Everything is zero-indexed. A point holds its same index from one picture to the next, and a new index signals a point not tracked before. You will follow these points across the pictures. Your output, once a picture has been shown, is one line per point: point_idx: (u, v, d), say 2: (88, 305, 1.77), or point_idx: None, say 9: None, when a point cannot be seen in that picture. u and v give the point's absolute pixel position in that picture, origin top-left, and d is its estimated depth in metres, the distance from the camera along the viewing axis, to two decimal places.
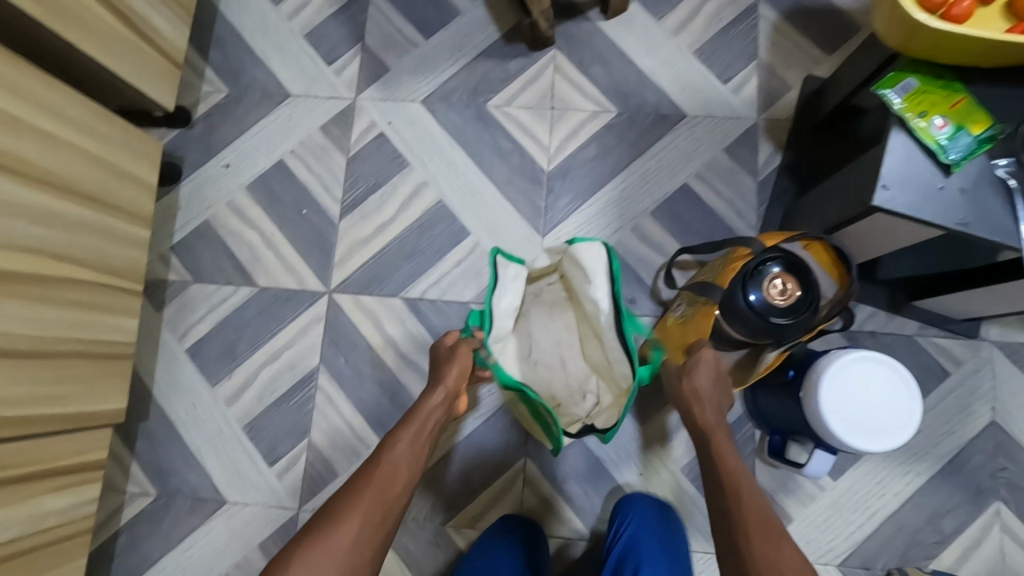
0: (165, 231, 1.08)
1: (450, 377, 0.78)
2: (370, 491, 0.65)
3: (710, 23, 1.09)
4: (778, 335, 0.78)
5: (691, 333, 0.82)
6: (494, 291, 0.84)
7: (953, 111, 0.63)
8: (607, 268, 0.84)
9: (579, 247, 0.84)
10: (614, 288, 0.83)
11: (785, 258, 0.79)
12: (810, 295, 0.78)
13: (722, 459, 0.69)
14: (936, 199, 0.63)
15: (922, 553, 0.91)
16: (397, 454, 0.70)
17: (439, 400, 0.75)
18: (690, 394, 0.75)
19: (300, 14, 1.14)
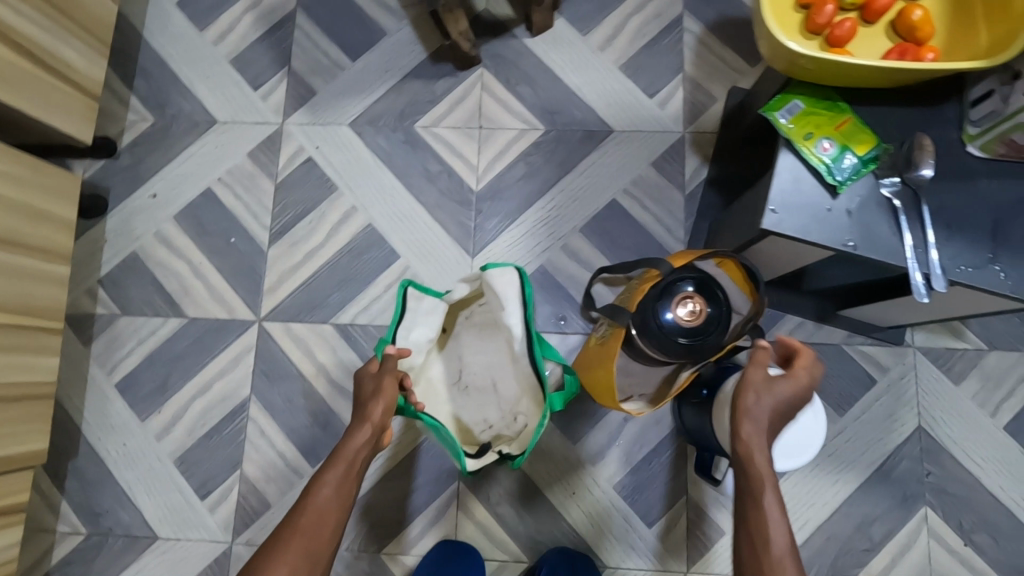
0: (92, 265, 1.06)
1: (377, 413, 0.71)
2: (293, 550, 0.61)
3: (634, 38, 1.09)
4: (689, 355, 0.78)
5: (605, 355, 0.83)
6: (400, 323, 0.86)
7: (838, 132, 0.63)
8: (522, 294, 0.85)
9: (493, 273, 0.85)
10: (525, 313, 0.85)
11: (698, 277, 0.79)
12: (721, 314, 0.78)
13: (765, 500, 0.63)
14: (824, 221, 0.63)
15: (852, 562, 0.91)
16: (323, 500, 0.65)
17: (364, 441, 0.68)
18: (772, 420, 0.68)
19: (225, 40, 1.14)
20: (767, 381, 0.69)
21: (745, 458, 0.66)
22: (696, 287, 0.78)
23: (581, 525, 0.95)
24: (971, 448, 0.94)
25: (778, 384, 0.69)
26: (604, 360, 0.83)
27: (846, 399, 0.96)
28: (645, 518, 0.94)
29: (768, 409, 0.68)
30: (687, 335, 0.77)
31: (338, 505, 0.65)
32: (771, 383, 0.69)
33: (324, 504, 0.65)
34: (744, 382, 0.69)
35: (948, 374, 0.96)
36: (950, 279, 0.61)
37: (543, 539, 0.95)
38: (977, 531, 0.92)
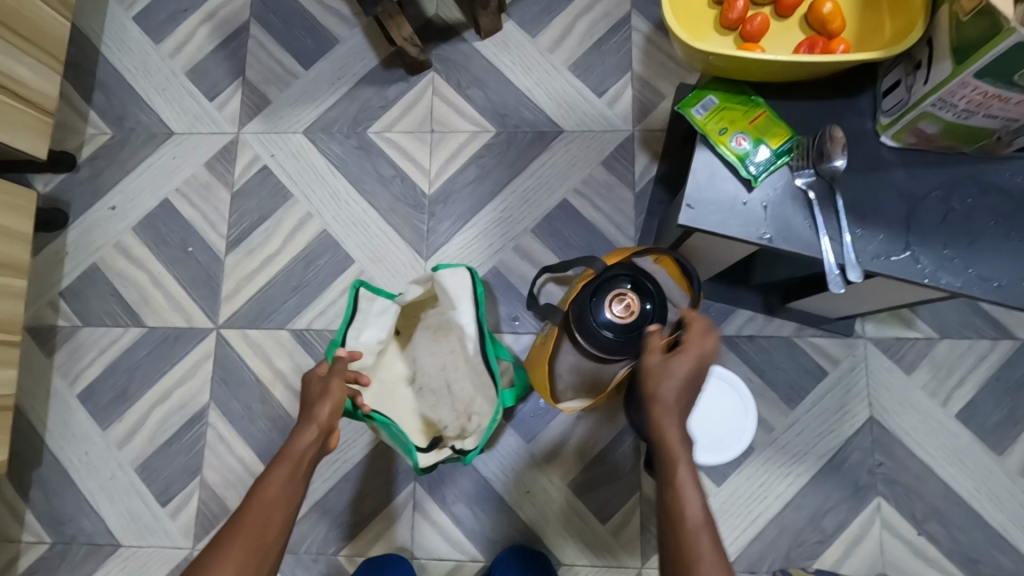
0: (54, 278, 1.08)
1: (325, 412, 0.70)
2: (240, 543, 0.58)
3: (582, 39, 1.10)
4: (625, 350, 0.78)
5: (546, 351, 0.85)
6: (350, 325, 0.87)
7: (751, 126, 0.64)
8: (473, 293, 0.87)
9: (444, 273, 0.87)
10: (478, 312, 0.88)
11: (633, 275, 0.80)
12: (658, 310, 0.78)
13: (682, 494, 0.55)
14: (740, 214, 0.63)
15: (805, 554, 0.92)
16: (270, 493, 0.62)
17: (312, 437, 0.66)
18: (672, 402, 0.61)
19: (181, 53, 1.15)
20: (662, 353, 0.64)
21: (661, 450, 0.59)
22: (632, 284, 0.79)
23: (536, 523, 0.95)
24: (923, 438, 0.94)
25: (672, 356, 0.63)
26: (544, 359, 0.85)
27: (797, 392, 0.96)
28: (599, 515, 0.95)
29: (673, 380, 0.62)
30: (623, 331, 0.78)
31: (287, 501, 0.63)
32: (668, 360, 0.63)
33: (274, 498, 0.62)
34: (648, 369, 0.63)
35: (899, 364, 0.96)
36: (864, 269, 0.61)
37: (499, 538, 0.95)
38: (930, 521, 0.92)
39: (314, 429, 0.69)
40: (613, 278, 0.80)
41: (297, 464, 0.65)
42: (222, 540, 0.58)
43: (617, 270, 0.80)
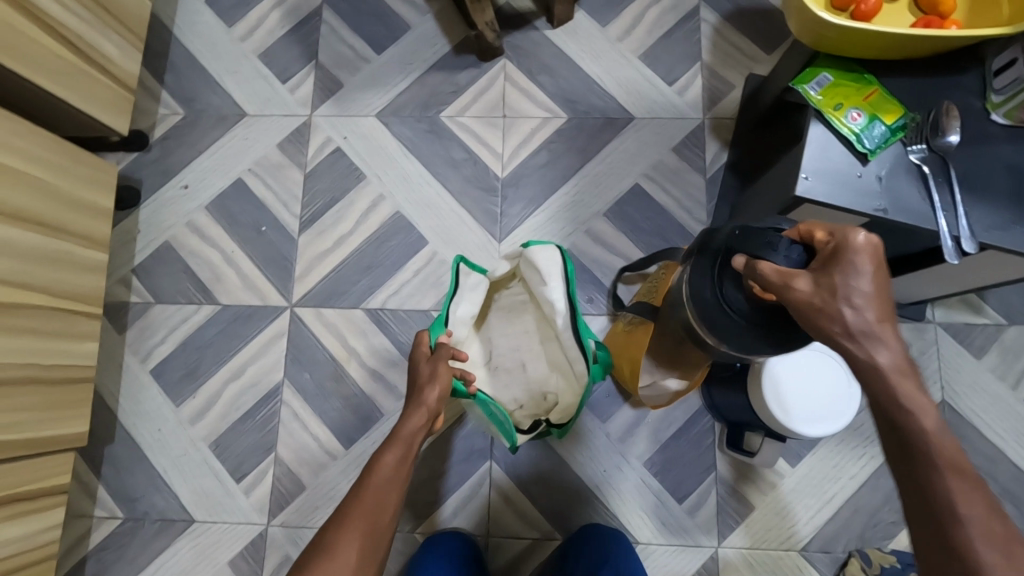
0: (126, 255, 1.08)
1: (433, 397, 0.72)
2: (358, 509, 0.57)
3: (652, 29, 1.12)
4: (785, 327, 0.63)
5: (631, 343, 0.88)
6: (452, 298, 0.86)
7: (865, 102, 0.66)
8: (563, 271, 0.86)
9: (534, 250, 0.86)
10: (569, 289, 0.85)
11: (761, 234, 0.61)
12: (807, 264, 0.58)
13: (949, 503, 0.44)
14: (854, 187, 0.65)
15: (879, 534, 0.93)
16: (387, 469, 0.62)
17: (422, 418, 0.67)
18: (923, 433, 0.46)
19: (252, 36, 1.16)
20: (837, 316, 0.51)
21: (934, 506, 0.44)
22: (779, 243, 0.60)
23: (612, 502, 0.96)
24: (994, 421, 0.95)
25: (871, 329, 0.50)
26: (630, 346, 0.88)
27: None
28: (675, 495, 0.95)
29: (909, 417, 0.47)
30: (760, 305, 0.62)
31: (394, 476, 0.62)
32: (876, 344, 0.50)
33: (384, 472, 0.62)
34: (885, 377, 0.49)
35: (969, 349, 0.98)
36: (979, 241, 0.63)
37: (575, 516, 0.96)
38: (1003, 502, 0.93)
39: (422, 412, 0.70)
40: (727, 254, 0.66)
41: (407, 444, 0.66)
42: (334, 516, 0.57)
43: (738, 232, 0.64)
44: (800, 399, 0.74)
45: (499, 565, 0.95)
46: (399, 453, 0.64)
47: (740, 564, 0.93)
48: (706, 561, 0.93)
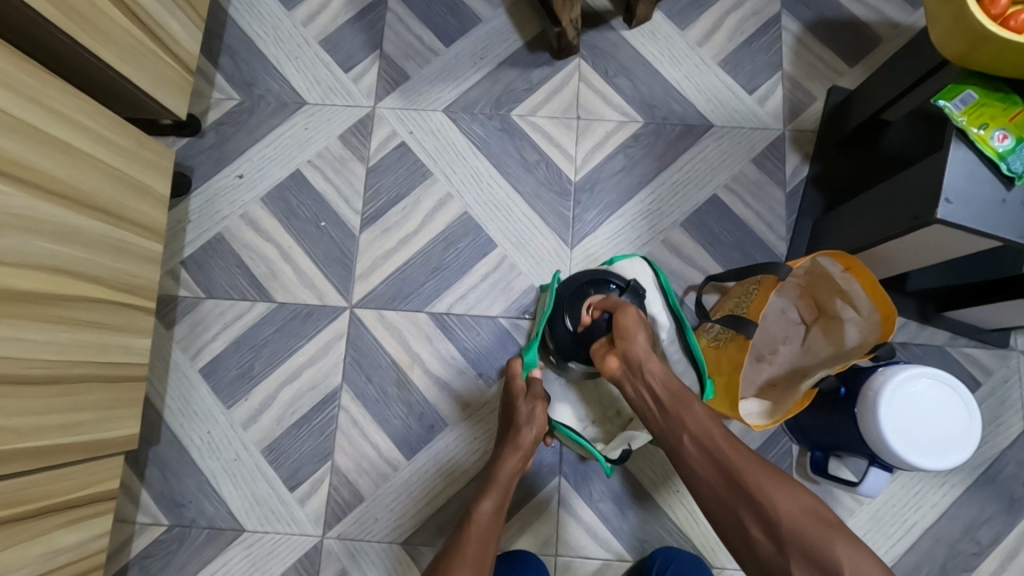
0: (176, 246, 1.02)
1: (529, 439, 0.80)
2: (471, 548, 0.68)
3: (733, 35, 1.08)
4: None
5: (722, 361, 0.82)
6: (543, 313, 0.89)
7: (1012, 124, 0.63)
8: (657, 281, 0.87)
9: (623, 265, 0.89)
10: (668, 299, 0.86)
11: (574, 283, 0.87)
12: (630, 285, 0.85)
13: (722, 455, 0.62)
14: (998, 212, 0.63)
15: (961, 565, 0.90)
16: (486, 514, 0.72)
17: (518, 464, 0.77)
18: (682, 398, 0.68)
19: (314, 21, 1.11)
20: (645, 354, 0.73)
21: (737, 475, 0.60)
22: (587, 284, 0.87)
23: (687, 526, 0.92)
24: None
25: (649, 356, 0.73)
26: (720, 364, 0.82)
27: None
28: None
29: (684, 407, 0.67)
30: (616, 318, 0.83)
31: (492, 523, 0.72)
32: (651, 363, 0.72)
33: (486, 515, 0.72)
34: (669, 399, 0.68)
35: None
36: None
37: (648, 537, 0.92)
38: None
39: (516, 457, 0.79)
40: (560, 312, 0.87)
41: (503, 489, 0.76)
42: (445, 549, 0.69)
43: (565, 289, 0.87)
44: (912, 423, 0.72)
45: None
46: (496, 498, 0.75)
47: None
48: None
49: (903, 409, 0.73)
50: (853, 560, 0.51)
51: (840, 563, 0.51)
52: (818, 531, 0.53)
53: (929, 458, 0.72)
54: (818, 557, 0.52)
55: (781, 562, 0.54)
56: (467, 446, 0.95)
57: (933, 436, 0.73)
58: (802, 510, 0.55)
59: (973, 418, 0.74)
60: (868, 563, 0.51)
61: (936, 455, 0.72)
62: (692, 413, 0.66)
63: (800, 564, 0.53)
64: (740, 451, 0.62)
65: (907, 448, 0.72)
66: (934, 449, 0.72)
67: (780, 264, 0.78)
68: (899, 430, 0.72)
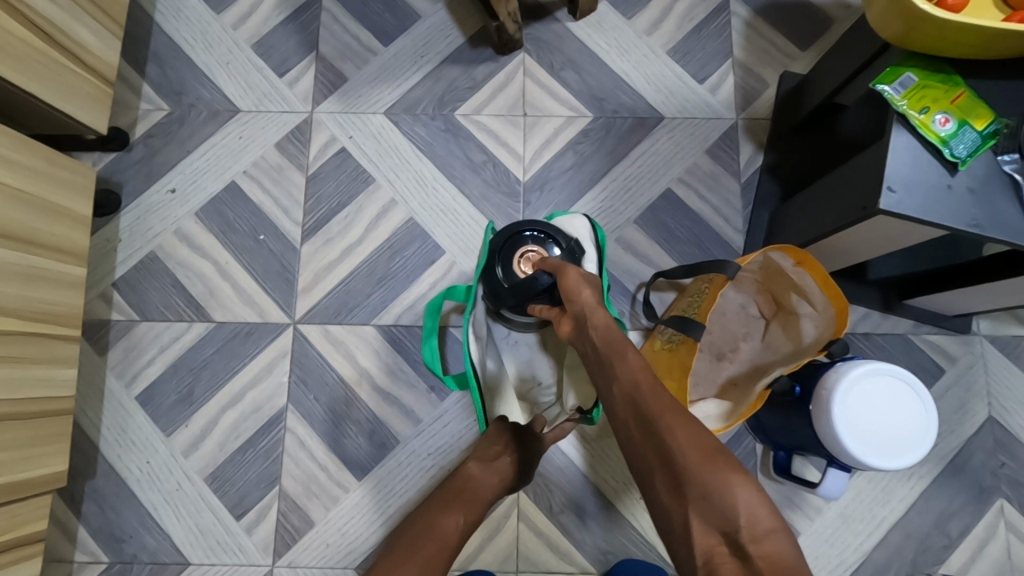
0: (105, 268, 0.97)
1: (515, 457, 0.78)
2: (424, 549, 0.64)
3: (681, 23, 1.05)
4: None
5: (674, 365, 0.78)
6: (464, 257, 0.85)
7: (954, 106, 0.60)
8: (595, 239, 0.83)
9: (562, 222, 0.85)
10: (602, 258, 0.83)
11: (517, 229, 0.79)
12: (570, 245, 0.79)
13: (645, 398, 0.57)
14: (946, 199, 0.59)
15: (932, 559, 0.88)
16: (446, 527, 0.68)
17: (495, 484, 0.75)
18: (615, 342, 0.63)
19: (244, 23, 1.05)
20: (592, 309, 0.67)
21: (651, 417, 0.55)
22: (534, 231, 0.79)
23: (652, 535, 0.89)
24: None
25: (597, 312, 0.66)
26: (674, 369, 0.78)
27: None
28: None
29: (618, 357, 0.61)
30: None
31: (455, 541, 0.67)
32: (597, 315, 0.66)
33: (450, 535, 0.67)
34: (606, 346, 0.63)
35: (1017, 363, 0.93)
36: None
37: (612, 548, 0.89)
38: None
39: (493, 473, 0.76)
40: (497, 250, 0.79)
41: (476, 508, 0.72)
42: (405, 548, 0.64)
43: (507, 231, 0.79)
44: (874, 427, 0.70)
45: None
46: (467, 516, 0.70)
47: None
48: None
49: (861, 411, 0.70)
50: (748, 504, 0.47)
51: (735, 508, 0.47)
52: (717, 475, 0.49)
53: (902, 445, 0.70)
54: (713, 502, 0.48)
55: (676, 505, 0.50)
56: (450, 444, 0.92)
57: (894, 419, 0.70)
58: (701, 453, 0.51)
59: (908, 376, 0.73)
60: (762, 511, 0.47)
61: (907, 437, 0.70)
62: (624, 359, 0.61)
63: (695, 509, 0.48)
64: (660, 400, 0.56)
65: (883, 447, 0.70)
66: (901, 432, 0.70)
67: (728, 261, 0.75)
68: (866, 434, 0.70)
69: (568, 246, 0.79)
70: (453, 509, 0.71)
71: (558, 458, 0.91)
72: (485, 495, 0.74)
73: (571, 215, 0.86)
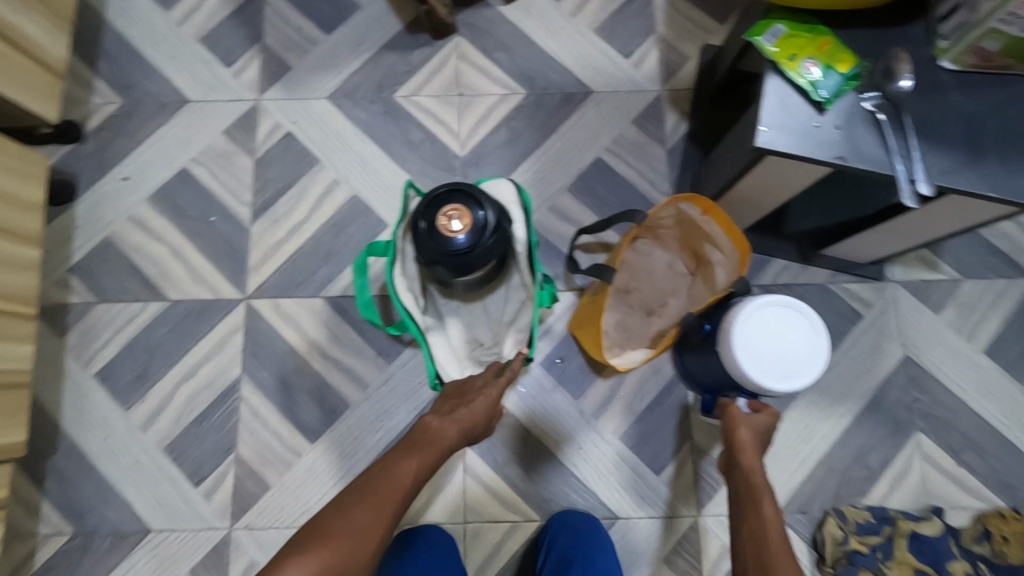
0: (62, 255, 1.01)
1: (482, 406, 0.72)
2: (366, 505, 0.57)
3: (606, 4, 1.11)
4: (478, 263, 0.81)
5: (595, 312, 0.87)
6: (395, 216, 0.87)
7: (820, 52, 0.66)
8: (521, 202, 0.85)
9: (489, 186, 0.87)
10: (528, 219, 0.85)
11: (443, 189, 0.80)
12: (495, 210, 0.80)
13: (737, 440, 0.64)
14: (814, 136, 0.66)
15: (854, 491, 0.93)
16: (397, 476, 0.61)
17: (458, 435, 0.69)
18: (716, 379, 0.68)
19: (191, 20, 1.10)
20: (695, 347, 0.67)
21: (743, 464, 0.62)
22: (460, 194, 0.80)
23: (591, 481, 0.94)
24: (954, 373, 0.97)
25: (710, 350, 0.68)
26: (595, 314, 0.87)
27: (835, 335, 0.98)
28: (652, 467, 0.94)
29: (761, 433, 0.72)
30: (477, 237, 0.78)
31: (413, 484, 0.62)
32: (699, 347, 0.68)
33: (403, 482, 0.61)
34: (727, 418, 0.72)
35: (928, 305, 0.99)
36: (934, 183, 0.64)
37: (554, 496, 0.93)
38: (967, 451, 0.95)
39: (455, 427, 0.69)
40: (422, 209, 0.80)
41: (434, 455, 0.65)
42: (353, 498, 0.58)
43: (433, 192, 0.80)
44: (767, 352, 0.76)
45: (477, 555, 0.92)
46: (424, 461, 0.64)
47: (720, 532, 0.93)
48: (685, 532, 0.92)
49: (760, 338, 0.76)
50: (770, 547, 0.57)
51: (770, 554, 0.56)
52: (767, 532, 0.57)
53: (810, 352, 0.76)
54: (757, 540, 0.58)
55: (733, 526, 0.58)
56: (398, 406, 0.96)
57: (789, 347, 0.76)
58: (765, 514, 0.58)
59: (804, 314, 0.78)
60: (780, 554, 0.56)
61: (808, 345, 0.76)
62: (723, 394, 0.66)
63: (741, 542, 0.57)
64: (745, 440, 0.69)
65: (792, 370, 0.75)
66: (800, 342, 0.76)
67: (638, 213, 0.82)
68: (774, 362, 0.75)
69: (493, 208, 0.80)
70: (409, 453, 0.64)
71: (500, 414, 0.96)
72: (445, 441, 0.67)
73: (497, 179, 0.87)
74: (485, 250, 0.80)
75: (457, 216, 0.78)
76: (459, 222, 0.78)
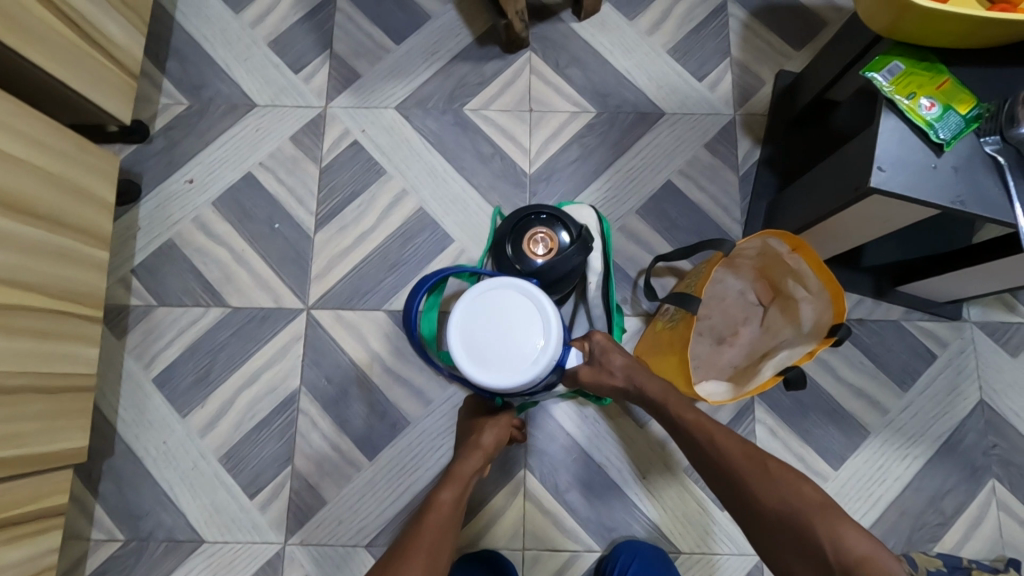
0: (125, 254, 1.00)
1: (489, 440, 0.80)
2: (429, 532, 0.65)
3: (682, 24, 1.09)
4: (559, 286, 0.80)
5: (674, 340, 0.82)
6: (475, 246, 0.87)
7: (939, 91, 0.64)
8: (600, 231, 0.87)
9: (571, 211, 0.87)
10: (606, 249, 0.86)
11: (531, 211, 0.80)
12: (579, 234, 0.80)
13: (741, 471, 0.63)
14: (931, 178, 0.64)
15: (926, 537, 0.90)
16: (441, 513, 0.69)
17: (478, 462, 0.77)
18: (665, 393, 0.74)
19: (262, 23, 1.09)
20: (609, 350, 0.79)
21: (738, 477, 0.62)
22: (547, 216, 0.80)
23: (653, 514, 0.92)
24: None
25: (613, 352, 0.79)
26: (673, 344, 0.82)
27: (909, 375, 0.96)
28: (717, 501, 0.92)
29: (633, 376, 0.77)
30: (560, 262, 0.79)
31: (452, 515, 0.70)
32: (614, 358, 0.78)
33: (449, 503, 0.70)
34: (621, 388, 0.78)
35: (1006, 348, 0.97)
36: None
37: (615, 526, 0.91)
38: None
39: (478, 457, 0.78)
40: (508, 232, 0.80)
41: (463, 483, 0.74)
42: (407, 540, 0.64)
43: (519, 213, 0.81)
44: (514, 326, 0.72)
45: None
46: (456, 493, 0.72)
47: None
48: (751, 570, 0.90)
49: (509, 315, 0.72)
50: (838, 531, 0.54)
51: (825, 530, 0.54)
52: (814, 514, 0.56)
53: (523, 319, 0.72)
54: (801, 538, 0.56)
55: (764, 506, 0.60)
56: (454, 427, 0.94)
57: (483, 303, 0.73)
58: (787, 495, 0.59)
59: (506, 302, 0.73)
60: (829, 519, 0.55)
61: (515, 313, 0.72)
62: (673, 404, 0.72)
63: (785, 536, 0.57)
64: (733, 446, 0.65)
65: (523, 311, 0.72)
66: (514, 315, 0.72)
67: (727, 242, 0.80)
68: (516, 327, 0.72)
69: (579, 231, 0.80)
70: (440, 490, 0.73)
71: (563, 438, 0.94)
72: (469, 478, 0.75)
73: (578, 206, 0.88)
74: (567, 274, 0.79)
75: (544, 239, 0.79)
76: (545, 246, 0.78)
